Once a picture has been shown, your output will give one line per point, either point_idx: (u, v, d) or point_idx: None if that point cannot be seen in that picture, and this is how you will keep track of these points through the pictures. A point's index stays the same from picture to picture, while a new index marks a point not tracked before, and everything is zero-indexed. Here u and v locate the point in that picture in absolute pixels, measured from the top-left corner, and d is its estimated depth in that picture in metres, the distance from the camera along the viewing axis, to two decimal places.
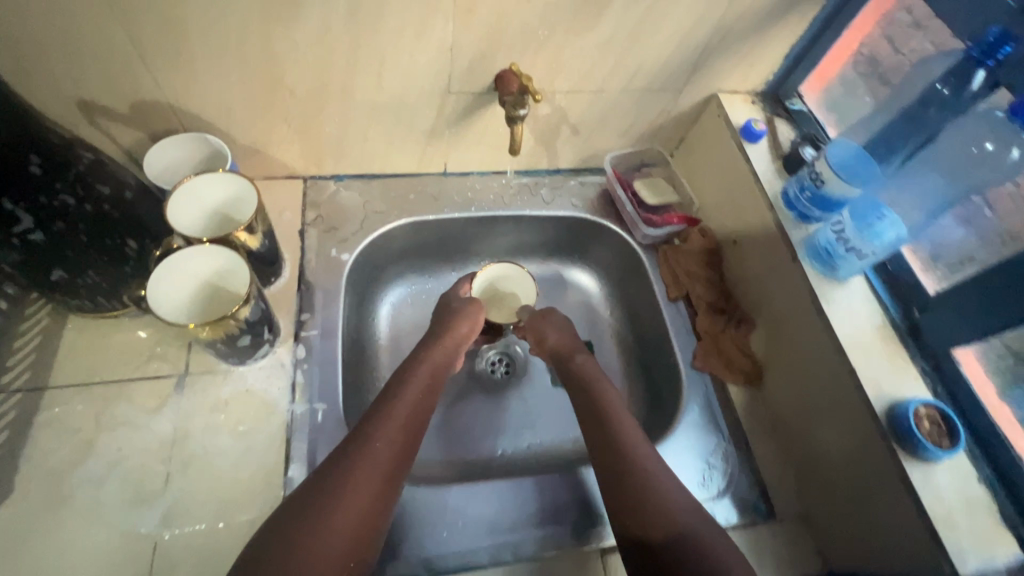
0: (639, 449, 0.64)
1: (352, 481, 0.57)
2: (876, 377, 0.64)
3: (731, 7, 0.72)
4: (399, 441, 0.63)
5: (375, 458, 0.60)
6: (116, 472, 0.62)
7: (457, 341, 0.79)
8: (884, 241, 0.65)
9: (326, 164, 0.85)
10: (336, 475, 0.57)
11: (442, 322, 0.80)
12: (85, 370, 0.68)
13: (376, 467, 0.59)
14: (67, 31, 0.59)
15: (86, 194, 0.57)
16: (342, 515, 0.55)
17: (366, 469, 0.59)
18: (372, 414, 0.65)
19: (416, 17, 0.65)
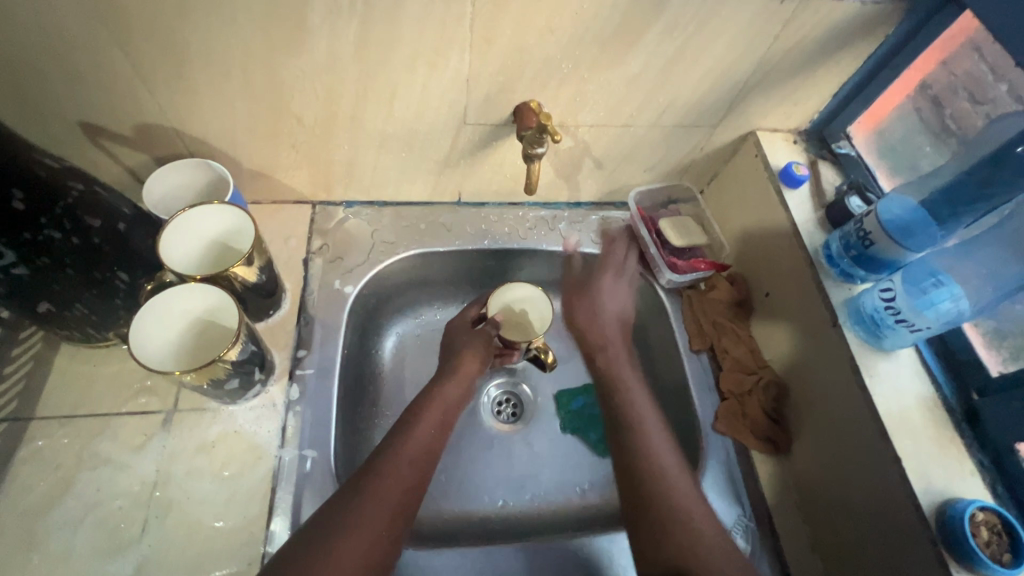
0: (671, 491, 0.62)
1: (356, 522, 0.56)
2: (925, 470, 0.56)
3: (775, 43, 0.66)
4: (405, 485, 0.62)
5: (383, 497, 0.59)
6: (94, 514, 0.60)
7: (464, 378, 0.75)
8: (941, 314, 0.58)
9: (336, 190, 0.82)
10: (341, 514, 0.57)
11: (456, 351, 0.76)
12: (73, 402, 0.65)
13: (381, 507, 0.59)
14: (69, 56, 0.57)
15: (75, 228, 0.54)
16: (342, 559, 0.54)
17: (371, 508, 0.58)
18: (383, 447, 0.64)
19: (430, 47, 0.61)
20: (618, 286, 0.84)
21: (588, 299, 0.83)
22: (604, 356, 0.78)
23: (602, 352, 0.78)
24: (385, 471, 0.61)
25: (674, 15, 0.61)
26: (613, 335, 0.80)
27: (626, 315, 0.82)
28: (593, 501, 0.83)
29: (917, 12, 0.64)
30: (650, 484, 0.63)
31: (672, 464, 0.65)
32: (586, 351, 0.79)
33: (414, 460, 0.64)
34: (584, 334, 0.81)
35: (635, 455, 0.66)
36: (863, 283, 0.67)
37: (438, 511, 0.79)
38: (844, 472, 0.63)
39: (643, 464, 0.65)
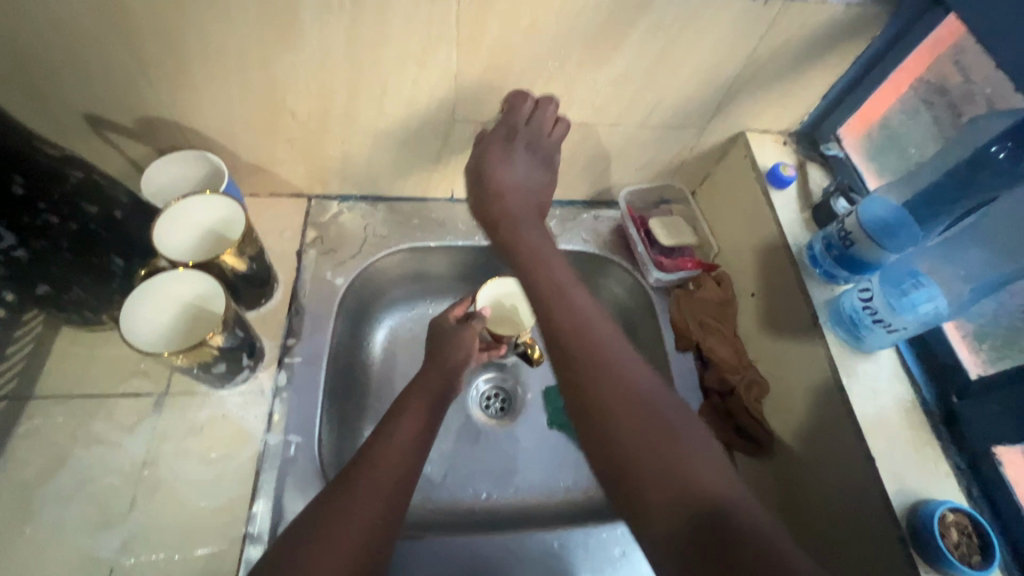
0: (620, 372, 0.56)
1: (348, 513, 0.54)
2: (899, 471, 0.56)
3: (761, 44, 0.66)
4: (400, 474, 0.59)
5: (377, 486, 0.57)
6: (85, 490, 0.62)
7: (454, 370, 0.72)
8: (919, 315, 0.57)
9: (331, 184, 0.84)
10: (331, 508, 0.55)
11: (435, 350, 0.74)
12: (70, 382, 0.68)
13: (374, 496, 0.56)
14: (72, 49, 0.59)
15: (72, 213, 0.57)
16: (335, 552, 0.52)
17: (366, 498, 0.56)
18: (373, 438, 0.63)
19: (418, 45, 0.63)
20: (513, 157, 0.75)
21: (500, 161, 0.75)
22: (511, 226, 0.74)
23: (508, 220, 0.74)
24: (376, 459, 0.59)
25: (658, 15, 0.62)
26: (514, 180, 0.75)
27: (534, 176, 0.76)
28: (575, 496, 0.83)
29: (904, 14, 0.64)
30: (613, 426, 0.53)
31: (611, 340, 0.60)
32: (489, 224, 0.76)
33: (405, 449, 0.62)
34: (495, 211, 0.76)
35: (591, 393, 0.55)
36: (846, 284, 0.67)
37: (422, 501, 0.80)
38: (821, 472, 0.63)
39: (600, 407, 0.54)
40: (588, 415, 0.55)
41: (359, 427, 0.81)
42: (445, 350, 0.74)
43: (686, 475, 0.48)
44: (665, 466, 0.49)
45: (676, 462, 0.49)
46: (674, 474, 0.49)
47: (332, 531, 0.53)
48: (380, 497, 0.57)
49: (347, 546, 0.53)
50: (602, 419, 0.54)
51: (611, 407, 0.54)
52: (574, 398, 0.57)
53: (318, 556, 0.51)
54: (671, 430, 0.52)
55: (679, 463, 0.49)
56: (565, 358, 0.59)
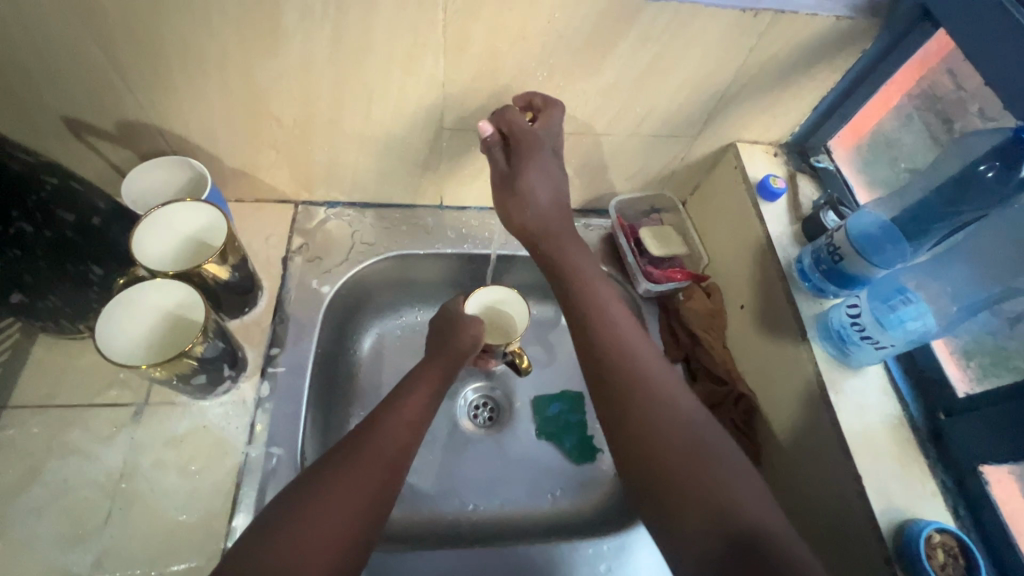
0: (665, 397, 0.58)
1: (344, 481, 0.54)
2: (886, 489, 0.56)
3: (751, 56, 0.66)
4: (399, 445, 0.59)
5: (376, 454, 0.57)
6: (59, 502, 0.60)
7: (463, 354, 0.72)
8: (907, 332, 0.57)
9: (318, 190, 0.83)
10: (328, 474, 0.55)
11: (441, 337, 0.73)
12: (46, 392, 0.66)
13: (372, 466, 0.56)
14: (48, 52, 0.58)
15: (47, 221, 0.56)
16: (330, 518, 0.52)
17: (364, 467, 0.56)
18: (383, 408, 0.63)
19: (404, 53, 0.62)
20: (546, 172, 0.71)
21: (527, 175, 0.70)
22: (552, 245, 0.72)
23: (547, 241, 0.72)
24: (376, 430, 0.59)
25: (647, 25, 0.61)
26: (547, 202, 0.71)
27: (563, 188, 0.73)
28: (563, 507, 0.83)
29: (894, 28, 0.64)
30: (657, 444, 0.55)
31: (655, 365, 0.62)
32: (529, 242, 0.73)
33: (408, 421, 0.62)
34: (526, 229, 0.72)
35: (635, 411, 0.58)
36: (835, 299, 0.67)
37: (409, 512, 0.79)
38: (808, 488, 0.63)
39: (650, 425, 0.56)
40: (634, 431, 0.57)
41: (348, 414, 0.81)
42: (453, 334, 0.72)
43: (726, 497, 0.50)
44: (707, 485, 0.51)
45: (711, 481, 0.52)
46: (710, 493, 0.50)
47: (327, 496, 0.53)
48: (379, 467, 0.57)
49: (342, 512, 0.52)
50: (645, 437, 0.56)
51: (658, 429, 0.56)
52: (613, 412, 0.59)
53: (312, 519, 0.51)
54: (714, 451, 0.54)
55: (718, 487, 0.51)
56: (608, 376, 0.61)
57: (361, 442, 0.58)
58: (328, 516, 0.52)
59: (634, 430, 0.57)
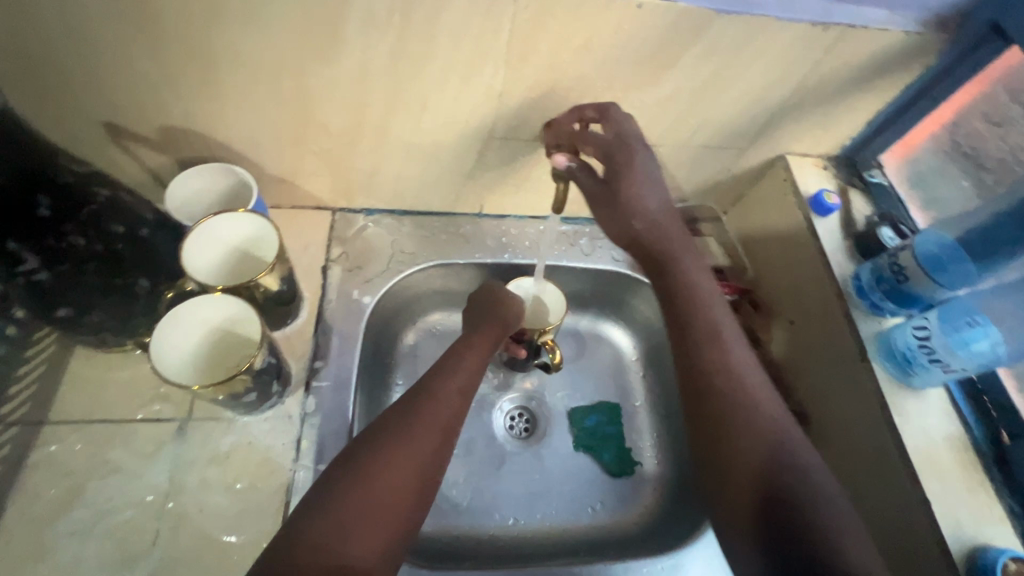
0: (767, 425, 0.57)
1: (402, 440, 0.55)
2: (953, 515, 0.56)
3: (813, 69, 0.65)
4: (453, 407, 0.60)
5: (433, 415, 0.58)
6: (106, 523, 0.59)
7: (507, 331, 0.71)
8: (975, 356, 0.57)
9: (357, 198, 0.81)
10: (387, 433, 0.56)
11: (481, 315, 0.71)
12: (86, 407, 0.64)
13: (429, 426, 0.57)
14: (97, 58, 0.56)
15: (98, 235, 0.54)
16: (394, 472, 0.53)
17: (421, 427, 0.57)
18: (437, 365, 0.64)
19: (464, 61, 0.60)
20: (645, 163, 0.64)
21: (632, 181, 0.64)
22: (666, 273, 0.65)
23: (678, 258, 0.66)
24: (433, 393, 0.60)
25: (713, 38, 0.59)
26: (656, 206, 0.65)
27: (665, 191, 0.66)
28: (604, 520, 0.81)
29: (959, 44, 0.63)
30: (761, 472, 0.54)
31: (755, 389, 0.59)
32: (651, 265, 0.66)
33: (460, 384, 0.62)
34: (642, 239, 0.66)
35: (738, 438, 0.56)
36: (892, 319, 0.67)
37: (450, 528, 0.78)
38: (868, 509, 0.62)
39: (751, 450, 0.55)
40: (737, 457, 0.55)
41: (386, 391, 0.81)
42: (494, 309, 0.72)
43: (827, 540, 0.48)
44: (806, 515, 0.50)
45: (810, 511, 0.51)
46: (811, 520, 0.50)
47: (390, 452, 0.54)
48: (436, 426, 0.58)
49: (404, 470, 0.54)
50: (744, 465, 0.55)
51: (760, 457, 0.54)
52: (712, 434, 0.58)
53: (376, 475, 0.53)
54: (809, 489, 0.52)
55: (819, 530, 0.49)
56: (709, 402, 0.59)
57: (418, 404, 0.59)
58: (391, 470, 0.53)
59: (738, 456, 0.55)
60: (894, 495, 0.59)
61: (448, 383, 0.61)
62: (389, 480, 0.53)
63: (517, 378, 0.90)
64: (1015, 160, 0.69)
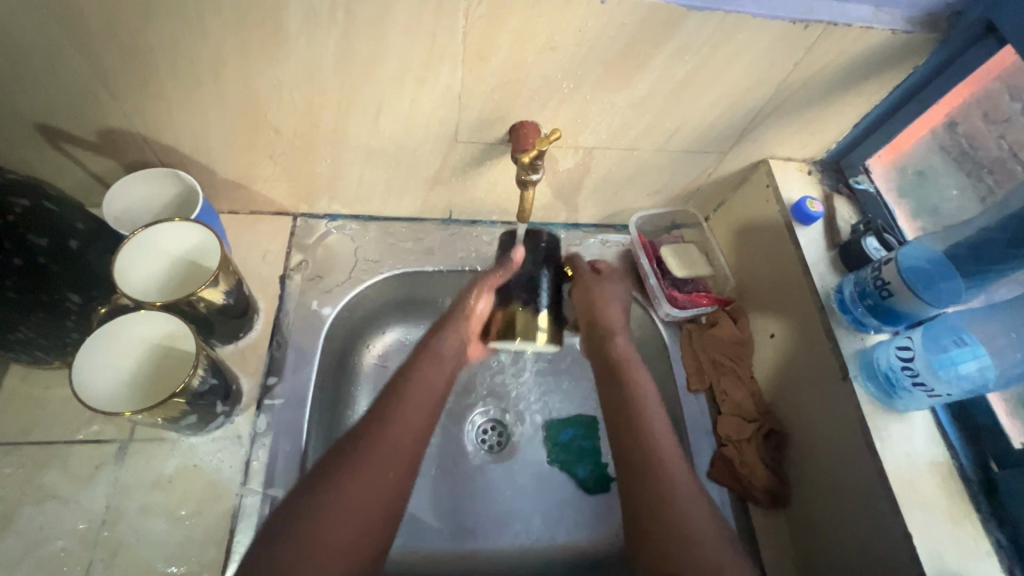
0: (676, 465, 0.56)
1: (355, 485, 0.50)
2: (938, 548, 0.53)
3: (796, 71, 0.61)
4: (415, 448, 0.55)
5: (390, 460, 0.53)
6: (35, 553, 0.55)
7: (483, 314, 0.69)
8: (960, 378, 0.54)
9: (318, 203, 0.77)
10: (331, 483, 0.50)
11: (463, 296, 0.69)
12: (19, 428, 0.61)
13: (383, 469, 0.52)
14: (20, 57, 0.52)
15: (17, 247, 0.51)
16: (339, 526, 0.48)
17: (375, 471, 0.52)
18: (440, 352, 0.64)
19: (419, 61, 0.56)
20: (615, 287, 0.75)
21: (598, 292, 0.74)
22: (618, 339, 0.69)
23: (619, 335, 0.70)
24: (384, 426, 0.55)
25: (688, 35, 0.55)
26: (616, 321, 0.71)
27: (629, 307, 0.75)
28: (578, 542, 0.76)
29: (951, 42, 0.59)
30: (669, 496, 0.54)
31: (662, 433, 0.59)
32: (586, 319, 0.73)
33: (414, 421, 0.57)
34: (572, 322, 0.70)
35: (647, 461, 0.56)
36: (876, 335, 0.63)
37: (412, 549, 0.72)
38: (851, 537, 0.60)
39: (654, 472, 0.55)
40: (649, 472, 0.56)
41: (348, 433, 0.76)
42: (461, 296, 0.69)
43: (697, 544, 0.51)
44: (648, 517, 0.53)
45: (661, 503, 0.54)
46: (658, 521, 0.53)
47: (341, 501, 0.49)
48: (389, 473, 0.52)
49: (365, 503, 0.50)
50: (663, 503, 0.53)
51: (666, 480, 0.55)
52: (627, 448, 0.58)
53: (324, 525, 0.48)
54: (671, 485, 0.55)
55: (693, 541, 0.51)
56: (628, 420, 0.60)
57: (359, 451, 0.53)
58: (343, 526, 0.48)
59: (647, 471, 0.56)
60: (876, 524, 0.56)
61: (394, 416, 0.56)
62: (341, 531, 0.48)
63: (479, 388, 0.85)
64: (1018, 169, 0.65)
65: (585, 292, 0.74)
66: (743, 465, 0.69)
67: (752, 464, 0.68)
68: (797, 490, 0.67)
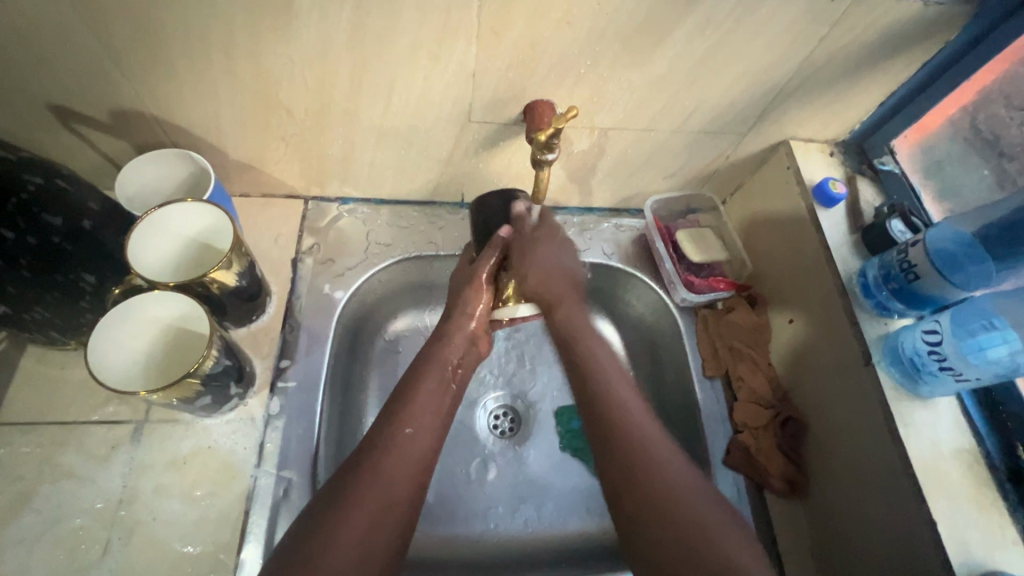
0: (672, 461, 0.54)
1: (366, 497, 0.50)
2: (962, 537, 0.52)
3: (821, 47, 0.59)
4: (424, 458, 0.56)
5: (403, 470, 0.53)
6: (53, 532, 0.56)
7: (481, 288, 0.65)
8: (989, 363, 0.53)
9: (330, 186, 0.76)
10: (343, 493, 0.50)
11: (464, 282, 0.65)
12: (37, 408, 0.61)
13: (393, 478, 0.52)
14: (30, 35, 0.51)
15: (31, 226, 0.50)
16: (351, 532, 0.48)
17: (384, 480, 0.52)
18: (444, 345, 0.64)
19: (433, 37, 0.55)
20: (557, 250, 0.67)
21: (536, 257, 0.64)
22: (563, 311, 0.65)
23: (562, 307, 0.65)
24: (395, 434, 0.55)
25: (710, 9, 0.53)
26: (559, 288, 0.65)
27: (575, 277, 0.68)
28: (590, 528, 0.75)
29: (986, 16, 0.57)
30: (663, 495, 0.51)
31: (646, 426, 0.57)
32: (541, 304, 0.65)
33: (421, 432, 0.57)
34: (536, 294, 0.64)
35: (639, 461, 0.53)
36: (899, 320, 0.62)
37: (426, 534, 0.72)
38: (871, 524, 0.59)
39: (644, 467, 0.53)
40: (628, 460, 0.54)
41: (361, 417, 0.76)
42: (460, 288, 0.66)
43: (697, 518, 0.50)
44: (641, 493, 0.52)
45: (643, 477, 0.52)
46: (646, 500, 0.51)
47: (351, 511, 0.49)
48: (400, 483, 0.53)
49: (395, 492, 0.52)
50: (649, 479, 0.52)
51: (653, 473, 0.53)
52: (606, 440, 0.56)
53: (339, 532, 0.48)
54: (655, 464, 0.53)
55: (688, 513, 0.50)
56: (600, 418, 0.58)
57: (370, 460, 0.53)
58: (354, 535, 0.48)
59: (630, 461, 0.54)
60: (899, 512, 0.55)
61: (404, 425, 0.56)
62: (355, 539, 0.48)
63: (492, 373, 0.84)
64: None
65: (523, 266, 0.63)
66: (760, 452, 0.68)
67: (769, 451, 0.67)
68: (815, 478, 0.66)
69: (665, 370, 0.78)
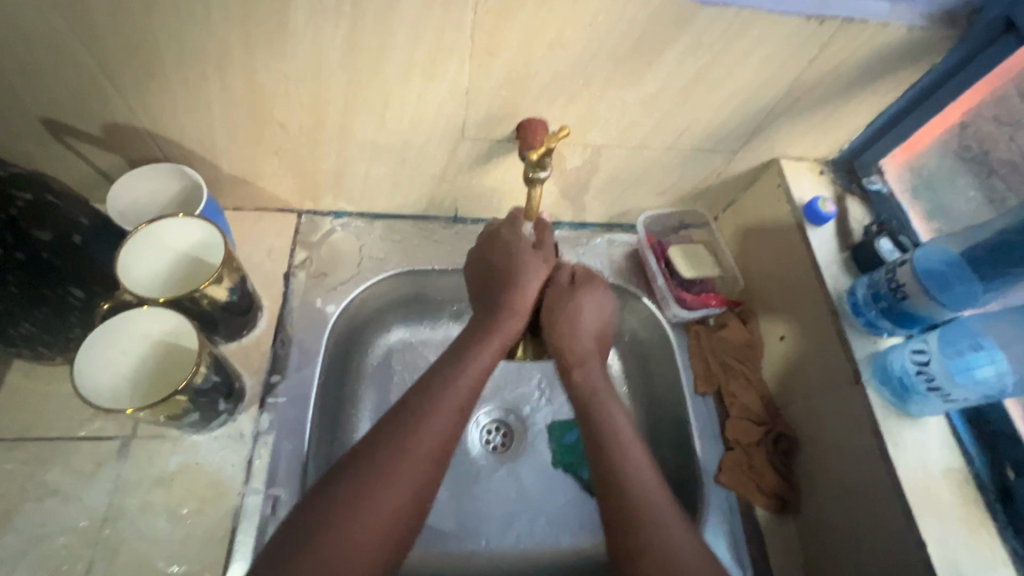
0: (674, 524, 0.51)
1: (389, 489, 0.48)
2: (952, 556, 0.52)
3: (809, 68, 0.60)
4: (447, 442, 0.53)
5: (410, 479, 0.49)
6: (35, 551, 0.55)
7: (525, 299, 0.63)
8: (978, 383, 0.54)
9: (323, 200, 0.76)
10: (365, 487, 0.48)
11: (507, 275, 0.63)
12: (21, 424, 0.60)
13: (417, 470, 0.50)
14: (24, 49, 0.51)
15: (20, 241, 0.50)
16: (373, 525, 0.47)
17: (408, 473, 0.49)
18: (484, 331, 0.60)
19: (426, 55, 0.55)
20: (597, 302, 0.66)
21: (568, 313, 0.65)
22: (583, 371, 0.62)
23: (579, 368, 0.63)
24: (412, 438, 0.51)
25: (701, 31, 0.54)
26: (587, 348, 0.64)
27: (604, 334, 0.66)
28: (582, 545, 0.75)
29: (970, 40, 0.58)
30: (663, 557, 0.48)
31: (647, 475, 0.54)
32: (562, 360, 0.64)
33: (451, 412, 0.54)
34: (557, 353, 0.64)
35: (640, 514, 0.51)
36: (889, 338, 0.62)
37: (415, 549, 0.71)
38: (860, 542, 0.59)
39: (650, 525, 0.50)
40: (629, 514, 0.51)
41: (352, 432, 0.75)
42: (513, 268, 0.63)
43: None
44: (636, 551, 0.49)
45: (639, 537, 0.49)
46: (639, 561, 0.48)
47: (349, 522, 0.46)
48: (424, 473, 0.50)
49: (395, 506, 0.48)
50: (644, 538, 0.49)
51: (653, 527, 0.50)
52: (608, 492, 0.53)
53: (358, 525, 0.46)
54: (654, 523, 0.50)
55: None
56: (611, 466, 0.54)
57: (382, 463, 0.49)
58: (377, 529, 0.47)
59: (634, 518, 0.50)
60: (890, 531, 0.55)
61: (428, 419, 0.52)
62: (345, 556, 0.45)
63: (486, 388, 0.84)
64: None
65: (552, 315, 0.64)
66: (752, 469, 0.67)
67: (760, 468, 0.67)
68: (806, 495, 0.66)
69: (657, 386, 0.78)
